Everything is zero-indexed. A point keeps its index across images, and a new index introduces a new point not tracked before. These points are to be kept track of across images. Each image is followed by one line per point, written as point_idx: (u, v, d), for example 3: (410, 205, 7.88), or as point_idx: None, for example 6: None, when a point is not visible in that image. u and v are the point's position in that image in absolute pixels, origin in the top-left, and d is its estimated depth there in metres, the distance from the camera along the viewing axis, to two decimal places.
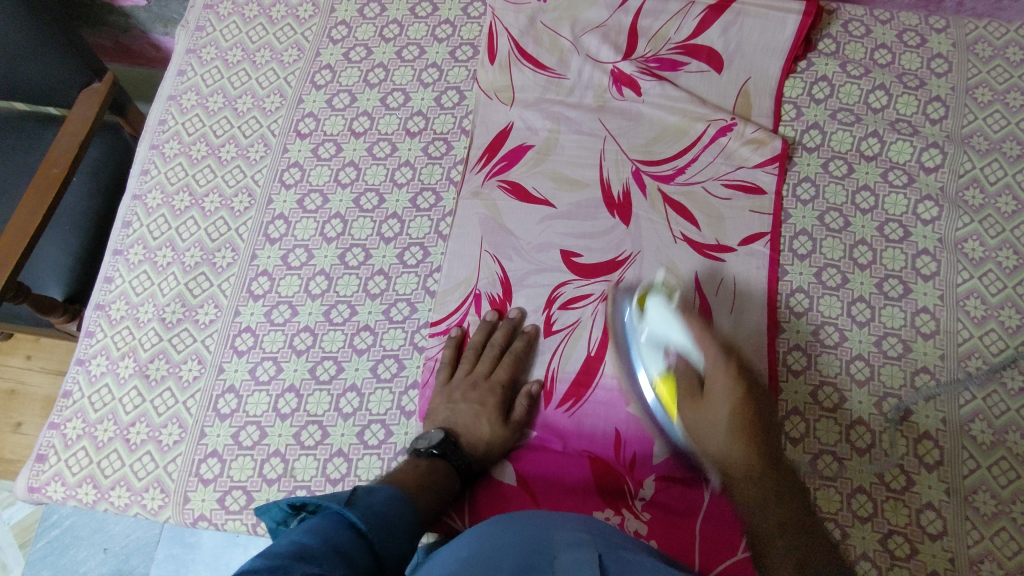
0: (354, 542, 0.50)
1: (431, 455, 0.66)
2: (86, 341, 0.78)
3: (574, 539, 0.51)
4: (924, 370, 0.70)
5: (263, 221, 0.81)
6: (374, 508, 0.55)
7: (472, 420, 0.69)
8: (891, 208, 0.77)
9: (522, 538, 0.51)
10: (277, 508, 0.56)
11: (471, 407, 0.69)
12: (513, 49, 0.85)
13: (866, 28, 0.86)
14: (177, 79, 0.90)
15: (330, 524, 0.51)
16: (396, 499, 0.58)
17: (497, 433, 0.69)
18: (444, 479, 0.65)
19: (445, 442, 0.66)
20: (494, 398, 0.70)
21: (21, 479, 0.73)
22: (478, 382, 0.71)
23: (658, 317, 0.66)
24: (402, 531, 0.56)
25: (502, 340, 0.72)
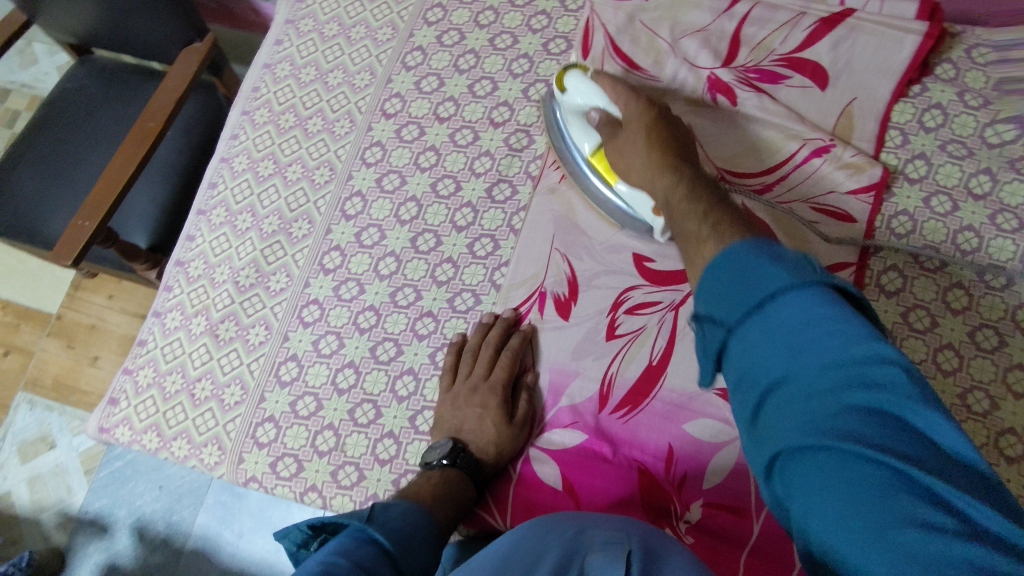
0: (377, 558, 0.50)
1: (441, 465, 0.66)
2: (164, 295, 0.82)
3: (609, 538, 0.50)
4: (1011, 431, 0.66)
5: (341, 197, 0.82)
6: (391, 524, 0.56)
7: (477, 425, 0.68)
8: (996, 253, 0.72)
9: (561, 540, 0.50)
10: (298, 530, 0.59)
11: (473, 411, 0.69)
12: (608, 47, 0.83)
13: (992, 55, 0.79)
14: (274, 48, 0.92)
15: (351, 540, 0.51)
16: (412, 513, 0.58)
17: (503, 433, 0.68)
18: (460, 485, 0.65)
19: (454, 451, 0.66)
20: (495, 398, 0.69)
21: (93, 417, 0.77)
22: (478, 384, 0.70)
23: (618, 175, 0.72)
24: (421, 542, 0.56)
25: (497, 340, 0.72)
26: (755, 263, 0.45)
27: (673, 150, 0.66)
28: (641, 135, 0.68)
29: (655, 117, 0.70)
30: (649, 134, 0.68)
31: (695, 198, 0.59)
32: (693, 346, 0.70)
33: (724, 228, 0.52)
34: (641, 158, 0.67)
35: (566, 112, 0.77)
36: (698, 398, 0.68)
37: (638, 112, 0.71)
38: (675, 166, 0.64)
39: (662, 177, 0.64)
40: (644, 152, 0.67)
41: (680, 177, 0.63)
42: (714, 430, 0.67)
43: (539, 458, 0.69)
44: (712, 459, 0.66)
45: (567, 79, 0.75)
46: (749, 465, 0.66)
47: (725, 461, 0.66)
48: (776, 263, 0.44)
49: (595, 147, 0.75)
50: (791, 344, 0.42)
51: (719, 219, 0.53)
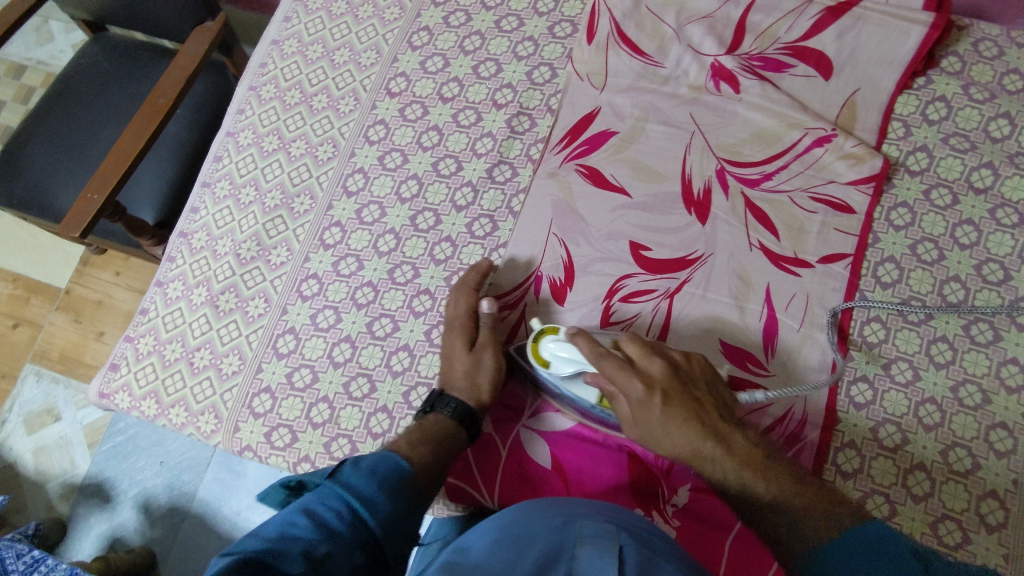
0: (342, 511, 0.53)
1: (423, 414, 0.68)
2: (167, 266, 0.83)
3: (598, 530, 0.50)
4: (1001, 425, 0.66)
5: (344, 174, 0.83)
6: (364, 472, 0.57)
7: (449, 365, 0.70)
8: (994, 247, 0.72)
9: (551, 527, 0.51)
10: (276, 490, 0.69)
11: (445, 356, 0.71)
12: (614, 32, 0.83)
13: (999, 49, 0.79)
14: (282, 26, 0.93)
15: (320, 497, 0.55)
16: (387, 460, 0.59)
17: (464, 363, 0.69)
18: (439, 423, 0.65)
19: (429, 397, 0.68)
20: (455, 333, 0.71)
21: (94, 383, 0.79)
22: (446, 329, 0.72)
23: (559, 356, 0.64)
24: (400, 487, 0.57)
25: (457, 286, 0.74)
26: (877, 533, 0.54)
27: (690, 409, 0.60)
28: (655, 392, 0.60)
29: (632, 352, 0.63)
30: (666, 375, 0.61)
31: (743, 461, 0.58)
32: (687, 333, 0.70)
33: (818, 503, 0.56)
34: (677, 434, 0.59)
35: (556, 379, 0.65)
36: None
37: (642, 386, 0.60)
38: (721, 449, 0.58)
39: (724, 459, 0.58)
40: (687, 438, 0.59)
41: (734, 446, 0.58)
42: None
43: (530, 437, 0.70)
44: None
45: (546, 343, 0.65)
46: None
47: None
48: (869, 524, 0.55)
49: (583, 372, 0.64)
50: (869, 567, 0.52)
51: (788, 507, 0.56)
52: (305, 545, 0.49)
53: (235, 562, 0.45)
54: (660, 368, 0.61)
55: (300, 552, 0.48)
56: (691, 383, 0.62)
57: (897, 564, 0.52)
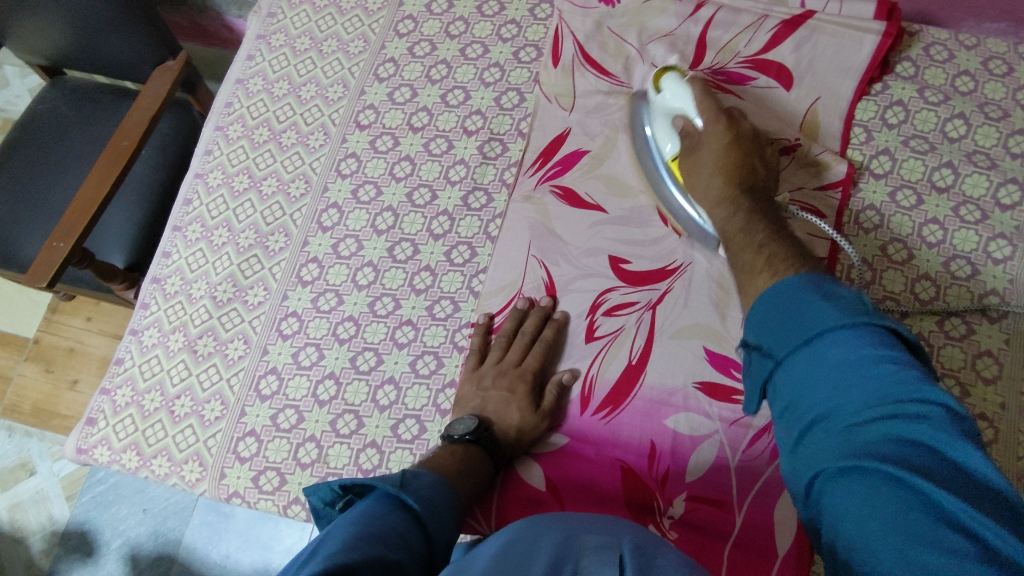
0: (408, 524, 0.52)
1: (465, 441, 0.66)
2: (141, 313, 0.81)
3: (601, 543, 0.50)
4: (981, 417, 0.67)
5: (317, 209, 0.82)
6: (424, 492, 0.56)
7: (505, 407, 0.69)
8: (960, 243, 0.74)
9: (550, 543, 0.49)
10: (327, 489, 0.57)
11: (501, 394, 0.69)
12: (578, 54, 0.84)
13: (949, 52, 0.82)
14: (246, 64, 0.93)
15: (383, 506, 0.53)
16: (441, 484, 0.59)
17: (527, 420, 0.68)
18: (480, 466, 0.66)
19: (478, 429, 0.67)
20: (524, 384, 0.70)
21: (71, 439, 0.76)
22: (507, 369, 0.71)
23: (670, 88, 0.72)
24: (448, 512, 0.57)
25: (532, 329, 0.72)
26: (838, 330, 0.46)
27: (739, 181, 0.66)
28: (713, 146, 0.68)
29: (731, 114, 0.69)
30: (720, 157, 0.67)
31: (745, 227, 0.62)
32: (672, 344, 0.71)
33: (797, 260, 0.56)
34: (711, 162, 0.67)
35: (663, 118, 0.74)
36: (678, 394, 0.69)
37: (715, 116, 0.68)
38: (737, 171, 0.66)
39: (721, 199, 0.66)
40: (716, 182, 0.66)
41: (744, 206, 0.64)
42: (695, 424, 0.68)
43: (525, 460, 0.70)
44: (693, 454, 0.67)
45: (664, 80, 0.74)
46: (729, 458, 0.67)
47: (705, 456, 0.67)
48: (863, 329, 0.45)
49: (674, 152, 0.73)
50: (837, 380, 0.44)
51: (768, 248, 0.58)
52: (382, 551, 0.46)
53: (324, 567, 0.40)
54: (733, 162, 0.66)
55: (380, 557, 0.44)
56: (759, 176, 0.67)
57: (867, 392, 0.43)
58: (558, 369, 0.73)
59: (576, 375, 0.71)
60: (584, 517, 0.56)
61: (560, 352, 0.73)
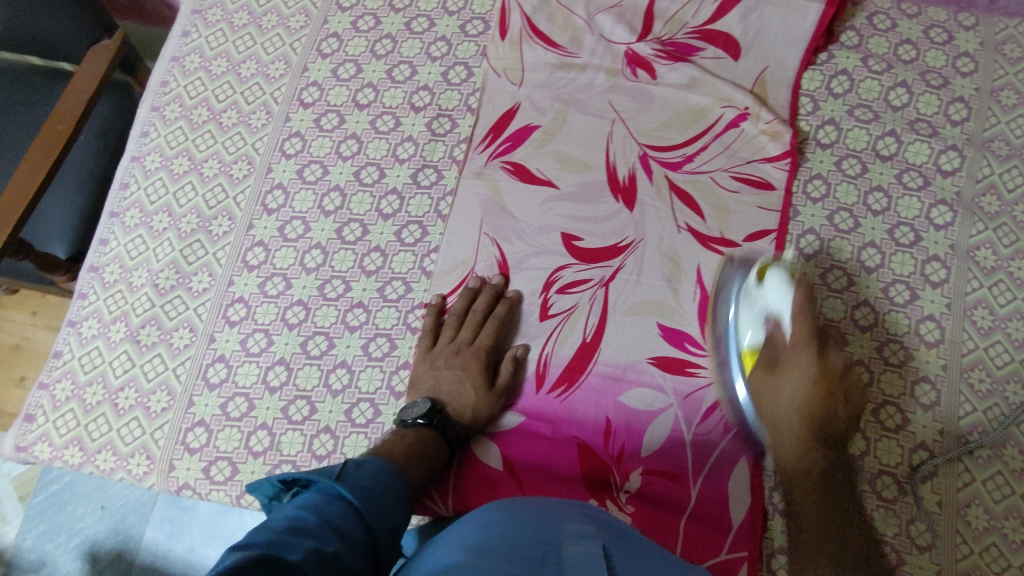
0: (345, 515, 0.52)
1: (418, 424, 0.66)
2: (79, 304, 0.78)
3: (581, 531, 0.51)
4: (924, 380, 0.69)
5: (262, 190, 0.80)
6: (363, 482, 0.56)
7: (459, 386, 0.68)
8: (904, 210, 0.75)
9: (529, 530, 0.51)
10: (270, 483, 0.58)
11: (454, 373, 0.69)
12: (526, 26, 0.83)
13: (892, 21, 0.83)
14: (181, 40, 0.89)
15: (320, 498, 0.53)
16: (384, 470, 0.59)
17: (482, 399, 0.68)
18: (433, 449, 0.65)
19: (431, 411, 0.66)
20: (477, 362, 0.69)
21: (9, 436, 0.73)
22: (461, 348, 0.70)
23: (773, 286, 0.65)
24: (392, 500, 0.57)
25: (484, 307, 0.72)
26: None
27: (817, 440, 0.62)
28: (791, 377, 0.63)
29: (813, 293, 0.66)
30: (805, 393, 0.62)
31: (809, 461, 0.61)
32: (625, 321, 0.71)
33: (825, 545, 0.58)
34: (795, 393, 0.62)
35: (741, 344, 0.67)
36: (632, 369, 0.70)
37: (812, 362, 0.62)
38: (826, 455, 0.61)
39: (794, 426, 0.62)
40: (794, 429, 0.62)
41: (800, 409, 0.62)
42: (649, 399, 0.69)
43: (481, 440, 0.69)
44: (648, 428, 0.68)
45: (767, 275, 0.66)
46: (683, 431, 0.68)
47: (661, 429, 0.68)
48: None
49: (754, 343, 0.66)
50: None
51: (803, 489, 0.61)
52: (316, 543, 0.46)
53: (253, 555, 0.41)
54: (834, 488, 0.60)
55: (312, 548, 0.45)
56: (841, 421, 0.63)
57: None
58: (512, 345, 0.72)
59: (528, 350, 0.71)
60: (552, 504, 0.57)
61: (513, 328, 0.73)
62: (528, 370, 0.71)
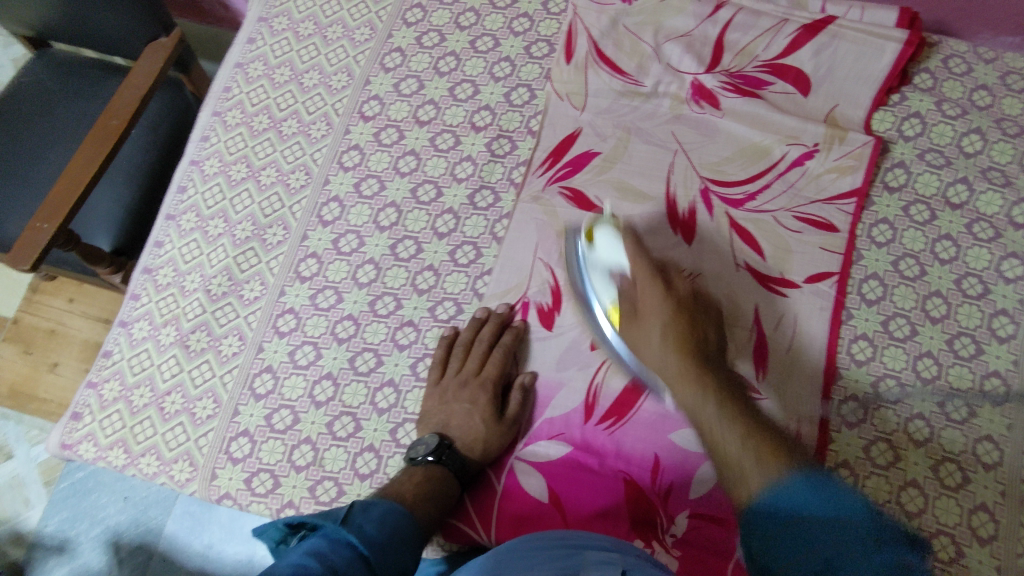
0: (349, 566, 0.53)
1: (426, 462, 0.65)
2: (132, 304, 0.78)
3: (603, 558, 0.50)
4: (987, 438, 0.67)
5: (318, 201, 0.79)
6: (369, 528, 0.56)
7: (466, 421, 0.68)
8: (973, 261, 0.73)
9: (549, 560, 0.50)
10: (276, 527, 0.58)
11: (463, 407, 0.69)
12: (592, 51, 0.82)
13: (968, 65, 0.81)
14: (246, 47, 0.89)
15: (326, 544, 0.53)
16: (392, 514, 0.59)
17: (491, 430, 0.67)
18: (447, 486, 0.65)
19: (438, 447, 0.66)
20: (485, 394, 0.69)
21: (55, 433, 0.74)
22: (468, 378, 0.70)
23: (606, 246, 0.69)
24: (399, 543, 0.58)
25: (490, 337, 0.71)
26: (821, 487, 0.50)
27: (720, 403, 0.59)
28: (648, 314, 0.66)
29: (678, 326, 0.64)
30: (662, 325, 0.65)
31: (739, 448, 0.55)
32: None
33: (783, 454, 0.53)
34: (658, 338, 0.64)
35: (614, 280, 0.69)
36: None
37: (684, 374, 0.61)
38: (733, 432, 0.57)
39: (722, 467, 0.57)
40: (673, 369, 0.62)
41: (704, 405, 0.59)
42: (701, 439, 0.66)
43: (524, 468, 0.68)
44: (698, 470, 0.65)
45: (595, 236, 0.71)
46: None
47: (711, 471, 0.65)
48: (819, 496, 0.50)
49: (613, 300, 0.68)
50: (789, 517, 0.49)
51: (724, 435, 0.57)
52: None
53: None
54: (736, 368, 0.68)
55: None
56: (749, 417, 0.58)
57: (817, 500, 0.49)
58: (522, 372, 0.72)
59: (535, 378, 0.70)
60: (591, 535, 0.55)
61: (523, 356, 0.72)
62: (536, 398, 0.70)
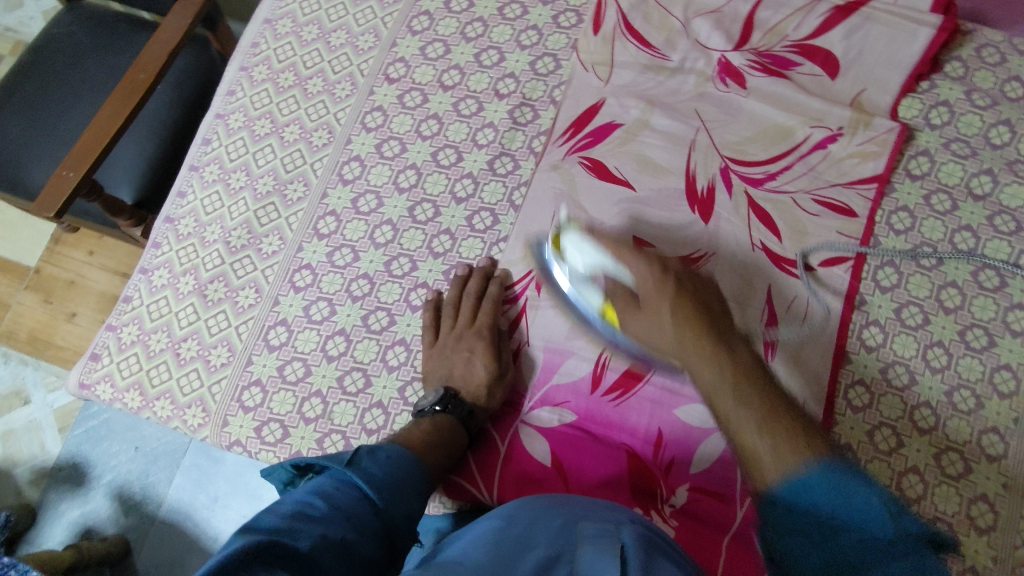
0: (357, 501, 0.53)
1: (433, 412, 0.67)
2: (152, 252, 0.80)
3: (599, 531, 0.48)
4: (992, 430, 0.67)
5: (339, 160, 0.80)
6: (376, 468, 0.56)
7: (465, 368, 0.69)
8: (992, 253, 0.72)
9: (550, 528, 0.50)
10: (284, 469, 0.59)
11: (460, 356, 0.70)
12: (620, 23, 0.82)
13: (1002, 55, 0.79)
14: (275, 4, 0.89)
15: (331, 484, 0.53)
16: (400, 458, 0.59)
17: (492, 375, 0.68)
18: (451, 433, 0.66)
19: (445, 398, 0.67)
20: (480, 341, 0.70)
21: (74, 372, 0.76)
22: (463, 332, 0.71)
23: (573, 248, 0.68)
24: (407, 487, 0.58)
25: (476, 289, 0.73)
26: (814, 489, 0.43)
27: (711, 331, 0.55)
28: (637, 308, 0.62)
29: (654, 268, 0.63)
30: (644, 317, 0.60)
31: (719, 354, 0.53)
32: None
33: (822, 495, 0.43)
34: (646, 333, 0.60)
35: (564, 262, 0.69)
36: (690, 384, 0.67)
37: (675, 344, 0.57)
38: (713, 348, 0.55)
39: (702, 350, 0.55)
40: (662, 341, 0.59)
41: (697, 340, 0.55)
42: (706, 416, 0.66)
43: (529, 434, 0.69)
44: (701, 446, 0.66)
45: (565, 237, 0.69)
46: None
47: (714, 448, 0.66)
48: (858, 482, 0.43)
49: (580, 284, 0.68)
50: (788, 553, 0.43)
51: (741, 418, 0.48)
52: (324, 528, 0.47)
53: (255, 540, 0.40)
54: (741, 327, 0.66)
55: (320, 533, 0.46)
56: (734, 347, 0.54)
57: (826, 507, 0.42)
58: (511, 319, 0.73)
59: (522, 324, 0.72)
60: (582, 502, 0.55)
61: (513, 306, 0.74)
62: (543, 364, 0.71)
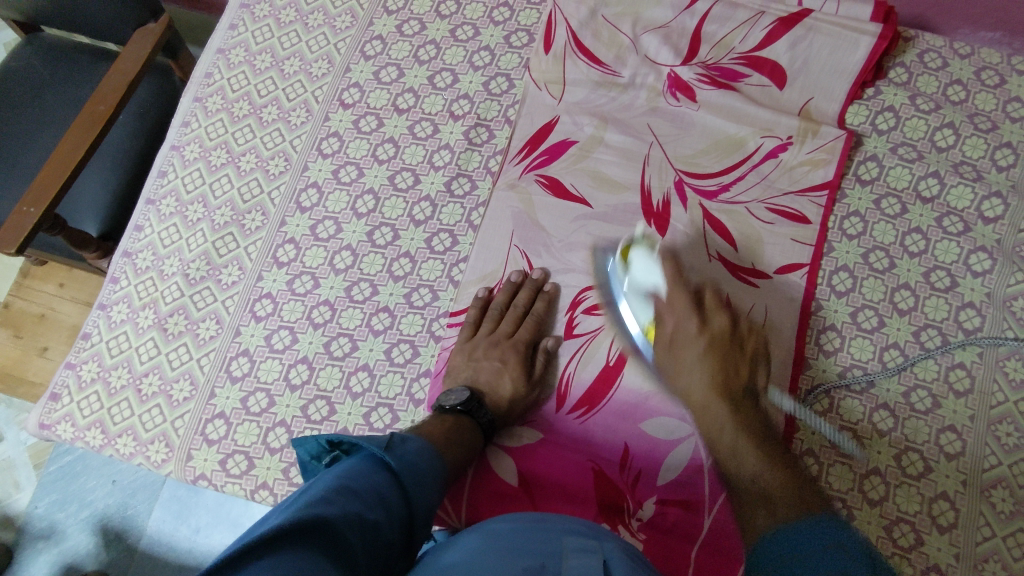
0: (389, 486, 0.53)
1: (455, 411, 0.67)
2: (111, 287, 0.79)
3: (582, 545, 0.49)
4: (950, 429, 0.68)
5: (297, 187, 0.80)
6: (409, 457, 0.56)
7: (491, 377, 0.70)
8: (941, 254, 0.74)
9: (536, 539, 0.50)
10: (315, 442, 0.58)
11: (494, 364, 0.70)
12: (570, 41, 0.83)
13: (943, 60, 0.81)
14: (228, 34, 0.90)
15: (365, 465, 0.53)
16: (427, 450, 0.58)
17: (518, 391, 0.69)
18: (469, 435, 0.65)
19: (468, 400, 0.67)
20: (515, 355, 0.71)
21: (34, 413, 0.75)
22: (500, 340, 0.72)
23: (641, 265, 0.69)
24: (432, 479, 0.57)
25: (524, 302, 0.72)
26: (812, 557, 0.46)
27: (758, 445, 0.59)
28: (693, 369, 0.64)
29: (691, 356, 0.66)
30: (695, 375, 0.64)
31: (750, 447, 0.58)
32: None
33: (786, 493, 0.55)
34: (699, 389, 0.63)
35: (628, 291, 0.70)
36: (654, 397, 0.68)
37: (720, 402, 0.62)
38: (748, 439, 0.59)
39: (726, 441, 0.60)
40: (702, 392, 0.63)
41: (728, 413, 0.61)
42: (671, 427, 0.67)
43: (496, 454, 0.69)
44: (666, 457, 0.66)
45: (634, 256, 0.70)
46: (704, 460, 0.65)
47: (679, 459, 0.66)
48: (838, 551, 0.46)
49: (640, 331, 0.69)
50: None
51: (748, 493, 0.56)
52: (360, 509, 0.47)
53: (292, 518, 0.41)
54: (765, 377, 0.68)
55: (355, 513, 0.46)
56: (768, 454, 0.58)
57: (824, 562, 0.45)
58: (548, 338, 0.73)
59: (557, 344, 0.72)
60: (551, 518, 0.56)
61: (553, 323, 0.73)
62: None
